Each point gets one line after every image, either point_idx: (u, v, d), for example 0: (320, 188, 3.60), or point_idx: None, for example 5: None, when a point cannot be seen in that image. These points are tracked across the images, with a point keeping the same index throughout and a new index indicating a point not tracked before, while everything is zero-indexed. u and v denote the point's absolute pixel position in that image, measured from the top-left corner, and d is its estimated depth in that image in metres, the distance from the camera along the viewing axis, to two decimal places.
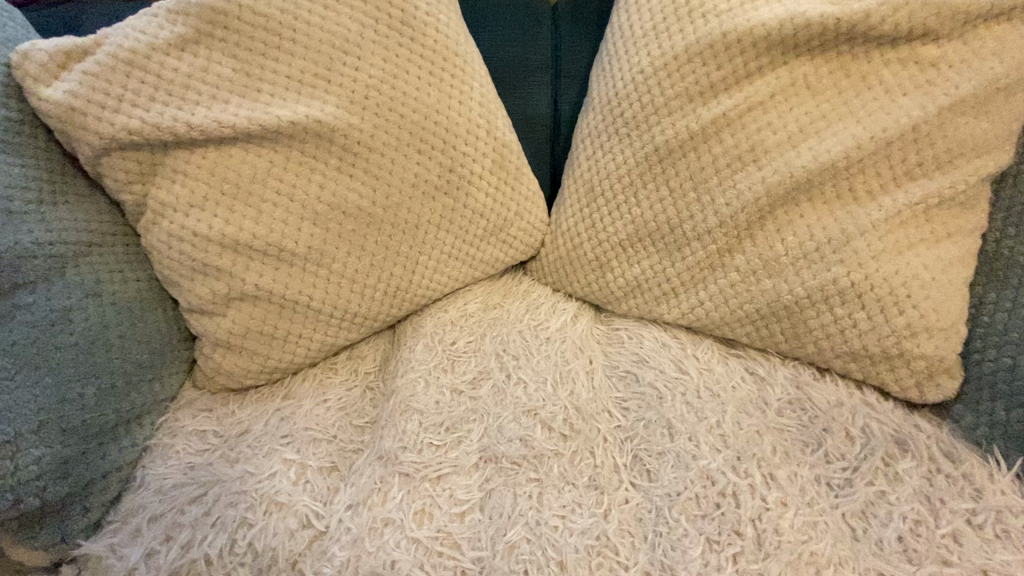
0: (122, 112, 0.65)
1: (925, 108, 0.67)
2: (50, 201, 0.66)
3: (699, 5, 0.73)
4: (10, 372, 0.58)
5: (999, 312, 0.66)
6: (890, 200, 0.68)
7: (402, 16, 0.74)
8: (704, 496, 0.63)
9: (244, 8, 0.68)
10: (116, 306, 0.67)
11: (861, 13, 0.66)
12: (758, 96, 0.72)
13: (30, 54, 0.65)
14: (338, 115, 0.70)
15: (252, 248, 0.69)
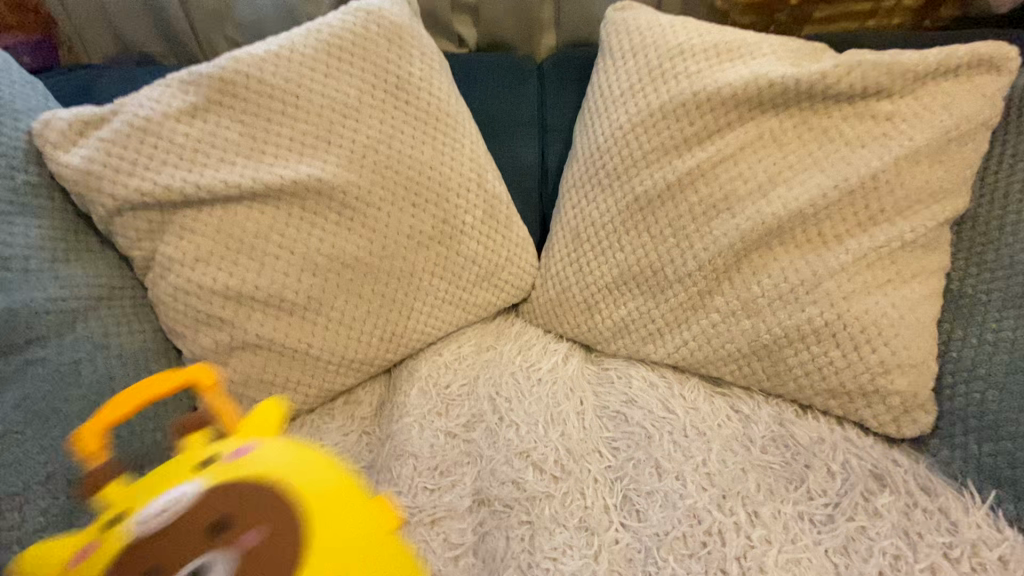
0: (135, 175, 0.70)
1: (882, 158, 0.72)
2: (64, 258, 0.69)
3: (670, 68, 0.80)
4: (21, 426, 0.60)
5: (966, 348, 0.70)
6: (857, 243, 0.72)
7: (398, 81, 0.80)
8: (691, 535, 0.64)
9: (251, 78, 0.74)
10: (123, 357, 0.70)
11: (818, 74, 0.73)
12: (729, 149, 0.77)
13: (51, 124, 0.70)
14: (337, 173, 0.75)
15: (255, 299, 0.73)
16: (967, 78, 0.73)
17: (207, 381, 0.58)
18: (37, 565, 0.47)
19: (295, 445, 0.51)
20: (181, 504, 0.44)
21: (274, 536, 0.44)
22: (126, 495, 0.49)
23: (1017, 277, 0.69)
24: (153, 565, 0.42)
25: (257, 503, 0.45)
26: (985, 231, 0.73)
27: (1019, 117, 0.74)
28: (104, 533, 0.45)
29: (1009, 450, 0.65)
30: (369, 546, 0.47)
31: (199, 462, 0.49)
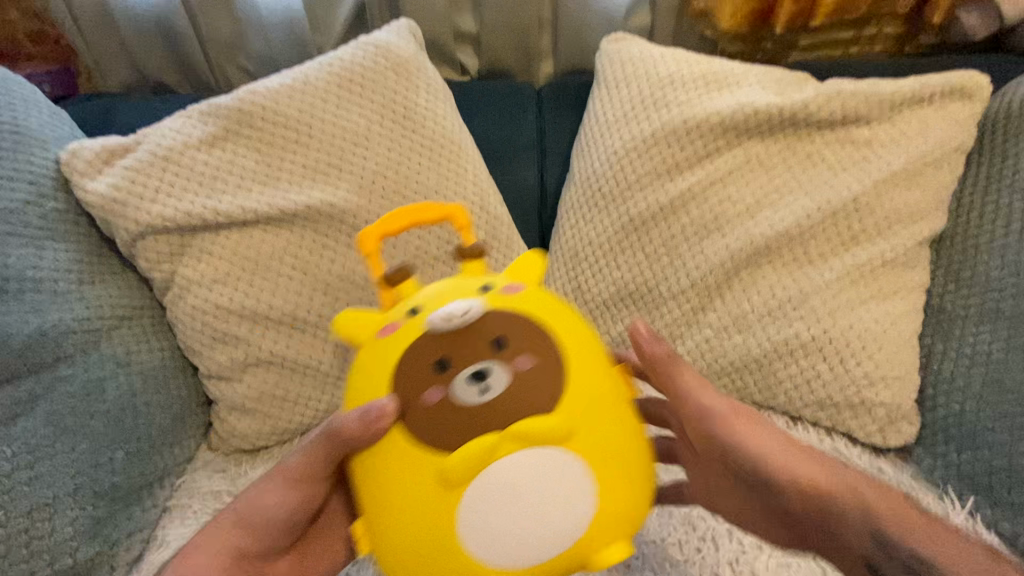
0: (158, 202, 0.74)
1: (862, 182, 0.76)
2: (89, 280, 0.73)
3: (662, 96, 0.85)
4: (51, 439, 0.64)
5: (947, 360, 0.74)
6: (840, 262, 0.76)
7: (405, 111, 0.85)
8: (686, 541, 0.68)
9: (267, 109, 0.79)
10: (143, 374, 0.73)
11: (801, 103, 0.78)
12: (718, 173, 0.81)
13: (79, 153, 0.74)
14: (348, 199, 0.79)
15: (269, 318, 0.76)
16: (941, 106, 0.78)
17: (462, 221, 0.64)
18: (353, 327, 0.55)
19: (554, 298, 0.56)
20: (473, 313, 0.49)
21: (541, 364, 0.49)
22: (416, 295, 0.54)
23: (993, 293, 0.72)
24: (439, 357, 0.49)
25: (532, 334, 0.50)
26: (962, 249, 0.77)
27: (991, 141, 0.79)
28: (409, 319, 0.52)
29: (987, 458, 0.68)
30: (615, 398, 0.51)
31: (481, 286, 0.54)
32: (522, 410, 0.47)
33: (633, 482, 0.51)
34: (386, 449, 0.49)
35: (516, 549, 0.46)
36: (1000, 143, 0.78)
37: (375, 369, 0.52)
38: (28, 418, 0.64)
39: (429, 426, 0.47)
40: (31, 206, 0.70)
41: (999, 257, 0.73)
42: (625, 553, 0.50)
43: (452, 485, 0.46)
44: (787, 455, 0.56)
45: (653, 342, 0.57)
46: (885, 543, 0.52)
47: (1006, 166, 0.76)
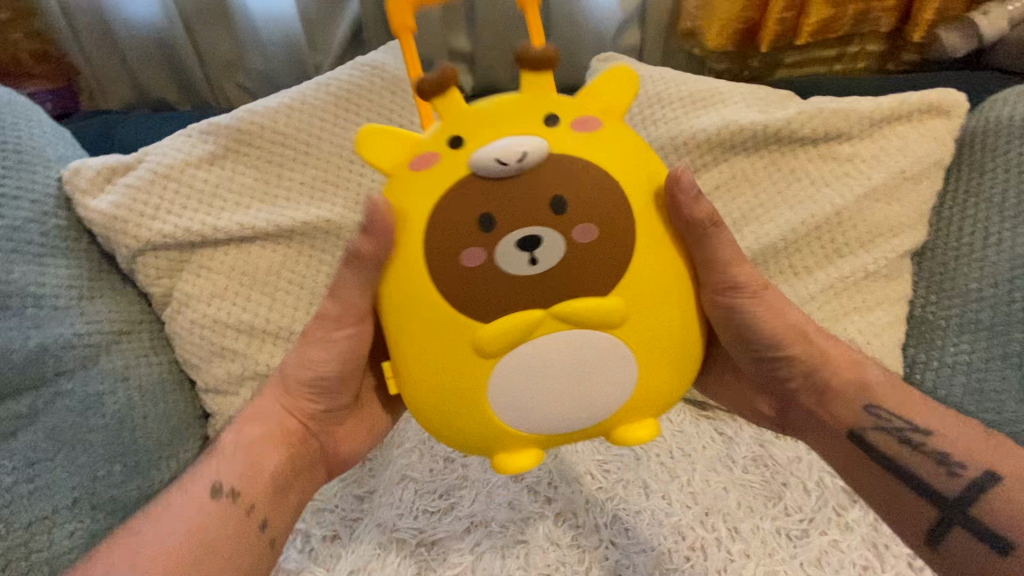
0: (158, 219, 0.75)
1: (844, 197, 0.78)
2: (89, 295, 0.74)
3: (650, 114, 0.87)
4: (51, 453, 0.68)
5: (930, 371, 0.76)
6: (824, 275, 0.78)
7: (401, 129, 0.87)
8: (675, 550, 0.69)
9: (265, 128, 0.81)
10: (141, 389, 0.74)
11: (784, 121, 0.80)
12: (706, 188, 0.83)
13: (80, 171, 0.76)
14: (344, 215, 0.81)
15: (266, 331, 0.78)
16: (920, 123, 0.81)
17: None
18: (388, 144, 0.50)
19: (625, 146, 0.50)
20: (531, 159, 0.46)
21: (600, 237, 0.48)
22: (463, 117, 0.49)
23: (972, 304, 0.75)
24: (486, 211, 0.47)
25: (593, 200, 0.48)
26: (943, 261, 0.79)
27: (970, 156, 0.81)
28: (451, 151, 0.48)
29: None
30: (674, 285, 0.51)
31: (546, 120, 0.49)
32: (571, 288, 0.48)
33: (672, 369, 0.52)
34: (423, 301, 0.49)
35: (541, 419, 0.51)
36: (978, 158, 0.80)
37: (412, 197, 0.49)
38: (30, 433, 0.67)
39: (469, 291, 0.48)
40: (33, 223, 0.72)
41: (977, 269, 0.75)
42: (648, 436, 0.54)
43: (490, 353, 0.49)
44: (802, 330, 0.60)
45: (695, 202, 0.50)
46: (877, 412, 0.58)
47: (983, 180, 0.78)
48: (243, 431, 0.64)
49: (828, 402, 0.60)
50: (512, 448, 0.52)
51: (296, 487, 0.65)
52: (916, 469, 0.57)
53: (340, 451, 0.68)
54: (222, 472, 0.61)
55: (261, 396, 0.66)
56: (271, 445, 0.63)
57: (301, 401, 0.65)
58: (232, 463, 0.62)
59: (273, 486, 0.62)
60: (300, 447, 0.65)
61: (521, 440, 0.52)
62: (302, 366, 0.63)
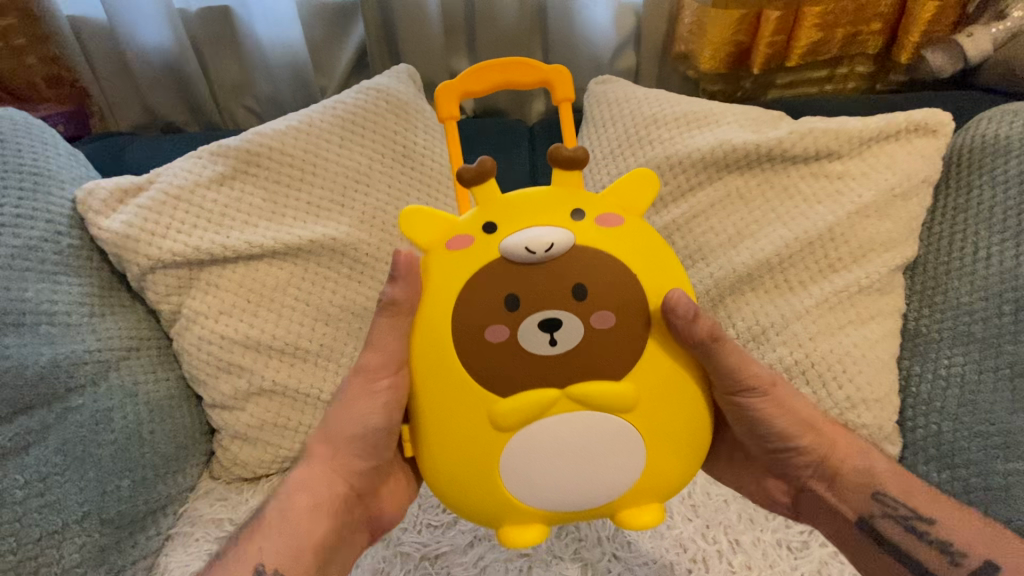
0: (168, 237, 0.77)
1: (836, 213, 0.81)
2: (100, 313, 0.76)
3: (646, 135, 0.90)
4: (61, 468, 0.68)
5: (924, 383, 0.77)
6: (819, 289, 0.80)
7: (405, 150, 0.90)
8: (677, 562, 0.70)
9: (273, 150, 0.84)
10: (150, 405, 0.76)
11: (776, 140, 0.83)
12: (701, 206, 0.86)
13: (94, 193, 0.78)
14: (350, 233, 0.83)
15: (272, 348, 0.79)
16: (907, 141, 0.83)
17: (561, 93, 0.67)
18: (426, 221, 0.56)
19: (646, 242, 0.55)
20: (557, 249, 0.52)
21: (615, 325, 0.52)
22: (499, 207, 0.55)
23: (964, 317, 0.76)
24: (511, 294, 0.52)
25: (612, 290, 0.52)
26: (934, 276, 0.81)
27: (957, 174, 0.84)
28: (485, 235, 0.54)
29: (964, 476, 0.72)
30: (683, 378, 0.54)
31: (574, 214, 0.54)
32: (586, 372, 0.52)
33: (679, 456, 0.56)
34: (448, 370, 0.53)
35: (548, 496, 0.54)
36: (965, 176, 0.83)
37: (445, 273, 0.54)
38: (40, 448, 0.68)
39: (492, 367, 0.52)
40: (48, 242, 0.74)
41: (968, 283, 0.77)
42: (654, 518, 0.56)
43: (506, 429, 0.53)
44: (812, 425, 0.65)
45: (695, 322, 0.52)
46: (884, 499, 0.63)
47: (971, 197, 0.81)
48: (286, 503, 0.63)
49: (838, 489, 0.65)
50: (522, 518, 0.56)
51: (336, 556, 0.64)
52: (922, 557, 0.61)
53: (382, 510, 0.67)
54: (264, 554, 0.60)
55: (306, 462, 0.65)
56: (316, 515, 0.62)
57: (347, 464, 0.64)
58: (274, 543, 0.61)
59: (317, 560, 0.62)
60: (342, 514, 0.64)
61: (531, 512, 0.55)
62: (350, 424, 0.62)
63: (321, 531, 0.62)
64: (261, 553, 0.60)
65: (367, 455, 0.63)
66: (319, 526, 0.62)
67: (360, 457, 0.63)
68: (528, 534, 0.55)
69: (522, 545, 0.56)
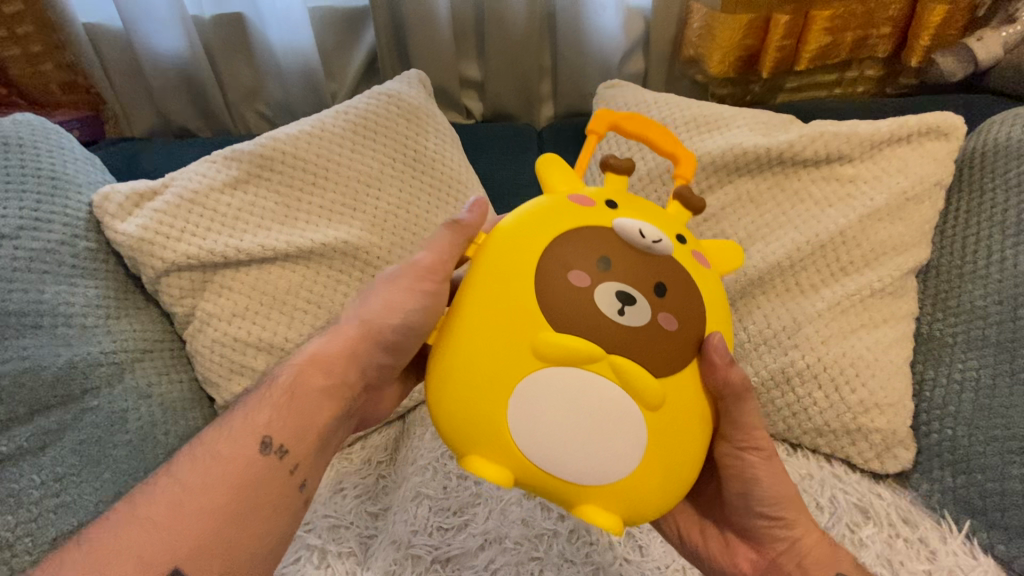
0: (183, 241, 0.78)
1: (847, 217, 0.80)
2: (115, 314, 0.77)
3: None
4: (76, 469, 0.69)
5: (938, 388, 0.77)
6: (831, 292, 0.79)
7: (415, 155, 0.90)
8: (689, 567, 0.70)
9: (287, 155, 0.84)
10: (163, 406, 0.77)
11: (786, 143, 0.83)
12: (711, 209, 0.86)
13: (110, 197, 0.79)
14: (361, 236, 0.84)
15: (285, 350, 0.79)
16: (919, 145, 0.83)
17: (683, 171, 0.66)
18: (559, 176, 0.62)
19: (719, 299, 0.58)
20: (658, 247, 0.54)
21: (677, 330, 0.53)
22: (624, 197, 0.60)
23: (978, 321, 0.76)
24: (606, 257, 0.54)
25: (685, 305, 0.54)
26: (947, 279, 0.80)
27: (970, 177, 0.83)
28: (605, 207, 0.58)
29: (980, 482, 0.71)
30: (695, 412, 0.54)
31: (679, 237, 0.58)
32: (632, 353, 0.51)
33: (665, 485, 0.53)
34: (517, 295, 0.53)
35: (535, 440, 0.51)
36: (978, 178, 0.82)
37: (551, 213, 0.57)
38: (56, 448, 0.68)
39: (564, 302, 0.52)
40: (65, 245, 0.75)
41: (982, 286, 0.77)
42: (612, 525, 0.52)
43: (542, 360, 0.51)
44: (801, 501, 0.63)
45: (728, 369, 0.54)
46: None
47: (984, 199, 0.80)
48: (302, 375, 0.62)
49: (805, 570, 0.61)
50: (494, 453, 0.53)
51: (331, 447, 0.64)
52: None
53: (375, 408, 0.71)
54: (274, 426, 0.59)
55: (328, 339, 0.65)
56: (326, 399, 0.62)
57: (371, 355, 0.65)
58: (286, 415, 0.60)
59: (318, 445, 0.61)
60: (352, 403, 0.65)
61: (506, 450, 0.52)
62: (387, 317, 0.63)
63: (330, 413, 0.62)
64: (272, 424, 0.59)
65: (394, 352, 0.65)
66: (330, 408, 0.62)
67: (387, 351, 0.65)
68: (492, 469, 0.52)
69: (483, 476, 0.52)
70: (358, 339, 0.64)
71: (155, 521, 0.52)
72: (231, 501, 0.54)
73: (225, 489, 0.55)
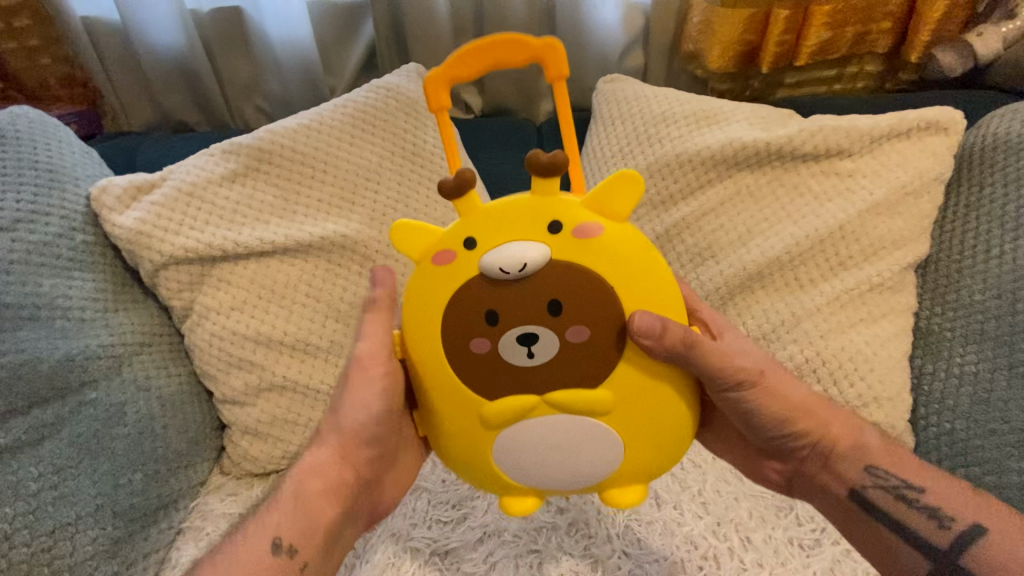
0: (181, 233, 0.77)
1: (846, 211, 0.80)
2: (114, 308, 0.77)
3: (655, 133, 0.90)
4: (75, 461, 0.69)
5: (937, 381, 0.77)
6: (830, 287, 0.79)
7: (414, 148, 0.90)
8: (688, 559, 0.70)
9: (285, 148, 0.84)
10: (162, 399, 0.76)
11: (785, 138, 0.83)
12: (710, 204, 0.86)
13: (108, 189, 0.78)
14: (360, 230, 0.84)
15: (283, 344, 0.79)
16: (918, 139, 0.83)
17: (552, 70, 0.60)
18: (409, 237, 0.54)
19: (628, 247, 0.52)
20: (530, 270, 0.50)
21: (590, 336, 0.51)
22: (479, 220, 0.53)
23: (976, 315, 0.76)
24: (492, 309, 0.51)
25: (589, 305, 0.51)
26: (946, 274, 0.80)
27: (968, 172, 0.83)
28: (466, 251, 0.52)
29: (978, 474, 0.71)
30: (658, 384, 0.53)
31: (552, 226, 0.51)
32: (564, 382, 0.52)
33: (658, 451, 0.55)
34: (438, 378, 0.54)
35: (542, 478, 0.55)
36: (977, 174, 0.82)
37: (428, 289, 0.54)
38: (55, 440, 0.69)
39: (474, 375, 0.53)
40: (62, 238, 0.75)
41: (981, 280, 0.77)
42: (638, 497, 0.56)
43: (491, 427, 0.53)
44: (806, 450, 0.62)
45: (664, 335, 0.50)
46: (875, 473, 0.61)
47: (983, 194, 0.80)
48: (300, 482, 0.64)
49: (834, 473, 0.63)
50: (517, 493, 0.57)
51: (341, 537, 0.66)
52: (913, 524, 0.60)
53: (383, 498, 0.69)
54: (283, 527, 0.62)
55: (313, 448, 0.66)
56: (326, 498, 0.64)
57: (354, 453, 0.65)
58: (293, 518, 0.62)
59: (326, 541, 0.63)
60: (353, 500, 0.66)
61: (523, 490, 0.57)
62: (356, 413, 0.63)
63: (331, 514, 0.64)
64: (280, 525, 0.62)
65: (375, 443, 0.65)
66: (329, 510, 0.63)
67: (368, 445, 0.65)
68: (524, 506, 0.57)
69: (517, 514, 0.57)
70: (339, 441, 0.65)
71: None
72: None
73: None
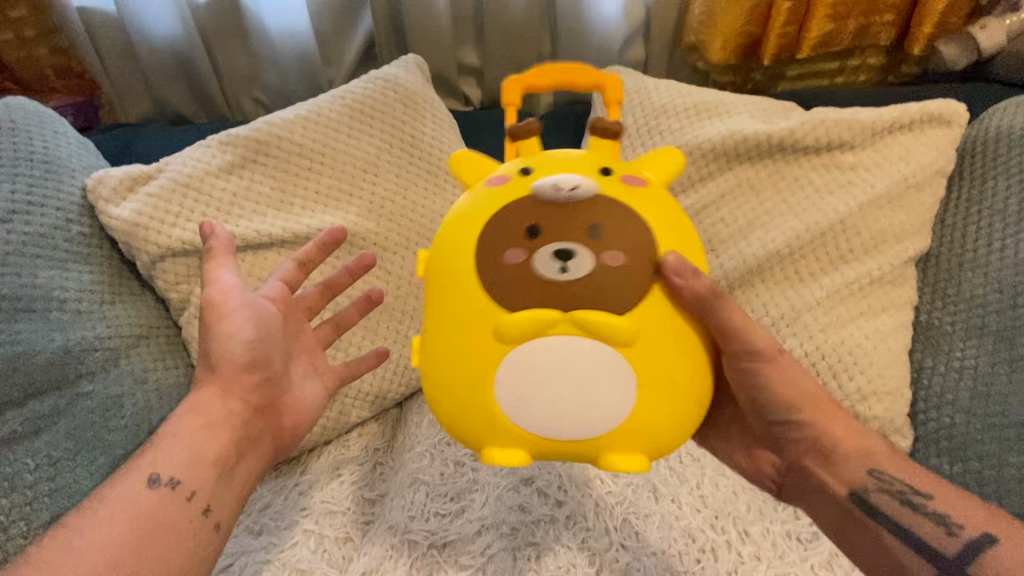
0: (178, 225, 0.77)
1: (847, 204, 0.80)
2: (110, 300, 0.76)
3: (655, 125, 0.90)
4: (72, 453, 0.69)
5: (936, 376, 0.76)
6: (830, 280, 0.79)
7: (412, 140, 0.89)
8: (686, 552, 0.70)
9: (282, 139, 0.84)
10: (159, 391, 0.76)
11: (786, 130, 0.83)
12: (710, 197, 0.85)
13: (104, 181, 0.78)
14: (358, 223, 0.83)
15: None
16: (920, 132, 0.82)
17: (612, 96, 0.62)
18: (467, 172, 0.57)
19: (668, 216, 0.53)
20: (577, 192, 0.49)
21: (625, 267, 0.49)
22: (538, 158, 0.55)
23: (977, 310, 0.75)
24: (533, 222, 0.49)
25: (626, 235, 0.49)
26: (947, 268, 0.80)
27: (971, 165, 0.83)
28: (522, 176, 0.53)
29: (977, 469, 0.71)
30: (683, 333, 0.50)
31: (602, 170, 0.53)
32: (592, 302, 0.48)
33: (671, 419, 0.50)
34: (463, 288, 0.50)
35: (542, 418, 0.48)
36: (978, 167, 0.82)
37: (474, 203, 0.53)
38: (51, 432, 0.69)
39: (501, 287, 0.49)
40: (58, 229, 0.75)
41: (982, 275, 0.76)
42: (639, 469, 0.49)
43: (507, 343, 0.48)
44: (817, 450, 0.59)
45: (696, 278, 0.49)
46: (880, 476, 0.58)
47: (985, 188, 0.80)
48: (179, 422, 0.62)
49: (846, 472, 0.59)
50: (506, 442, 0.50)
51: (241, 468, 0.63)
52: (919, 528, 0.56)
53: (285, 424, 0.67)
54: (160, 463, 0.59)
55: (195, 389, 0.64)
56: (209, 433, 0.61)
57: (234, 382, 0.63)
58: (172, 454, 0.59)
59: (216, 471, 0.60)
60: (243, 431, 0.63)
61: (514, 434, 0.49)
62: (225, 346, 0.62)
63: (220, 443, 0.61)
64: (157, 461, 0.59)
65: (256, 366, 0.64)
66: (217, 439, 0.61)
67: (248, 370, 0.63)
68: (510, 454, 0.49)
69: (499, 464, 0.50)
70: (216, 376, 0.62)
71: (48, 564, 0.52)
72: (128, 536, 0.54)
73: (117, 521, 0.55)
